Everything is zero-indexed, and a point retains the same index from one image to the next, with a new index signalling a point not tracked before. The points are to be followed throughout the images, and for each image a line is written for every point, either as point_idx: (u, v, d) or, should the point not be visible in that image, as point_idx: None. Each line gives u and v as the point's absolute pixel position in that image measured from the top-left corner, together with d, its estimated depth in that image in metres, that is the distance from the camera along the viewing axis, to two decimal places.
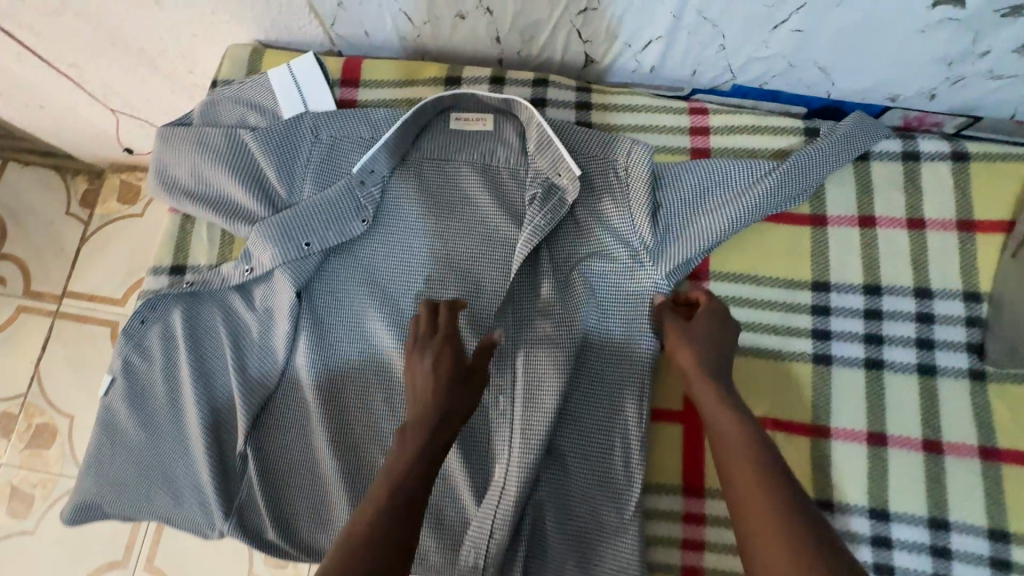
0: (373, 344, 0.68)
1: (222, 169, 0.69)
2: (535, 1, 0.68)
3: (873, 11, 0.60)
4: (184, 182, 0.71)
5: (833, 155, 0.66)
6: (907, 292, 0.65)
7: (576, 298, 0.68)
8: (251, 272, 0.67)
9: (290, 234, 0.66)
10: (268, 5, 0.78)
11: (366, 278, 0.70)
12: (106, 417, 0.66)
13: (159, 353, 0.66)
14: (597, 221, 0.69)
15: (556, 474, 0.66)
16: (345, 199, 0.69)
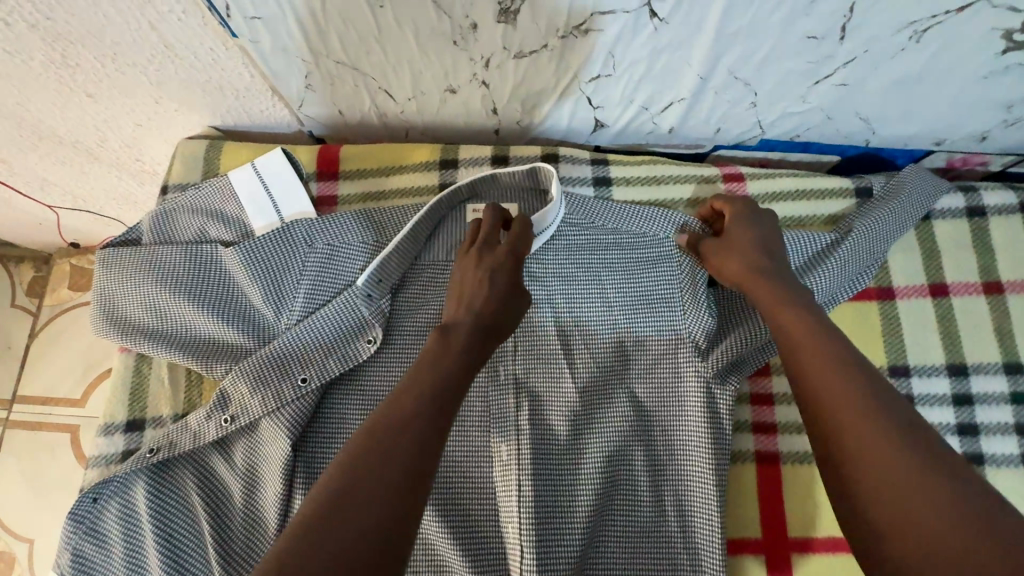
0: None
1: (186, 296, 0.57)
2: (540, 71, 0.58)
3: (932, 60, 0.53)
4: (142, 313, 0.59)
5: (894, 220, 0.58)
6: (997, 369, 0.57)
7: (610, 395, 0.58)
8: (231, 423, 0.55)
9: (285, 369, 0.55)
10: (224, 90, 0.67)
11: (368, 408, 0.58)
12: None
13: (122, 537, 0.54)
14: (634, 316, 0.59)
15: None
16: (345, 319, 0.57)
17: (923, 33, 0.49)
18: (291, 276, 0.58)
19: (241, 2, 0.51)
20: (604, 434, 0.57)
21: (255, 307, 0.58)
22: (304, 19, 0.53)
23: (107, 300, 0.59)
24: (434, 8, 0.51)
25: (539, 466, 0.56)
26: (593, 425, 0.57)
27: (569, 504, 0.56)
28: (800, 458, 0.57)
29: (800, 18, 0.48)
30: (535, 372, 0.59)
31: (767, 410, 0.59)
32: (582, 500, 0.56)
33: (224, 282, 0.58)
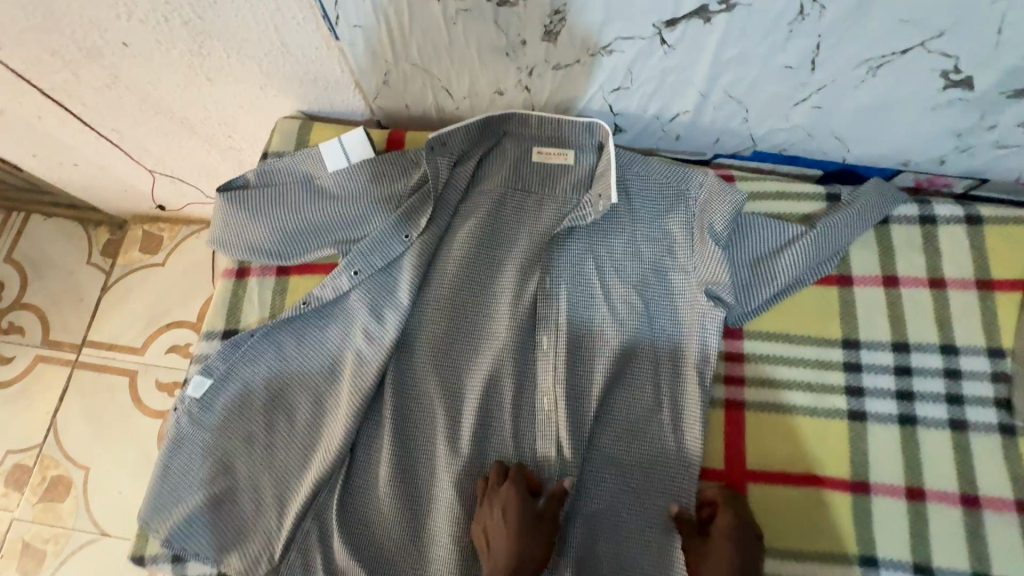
0: (450, 362, 0.71)
1: (299, 208, 0.74)
2: (572, 80, 0.73)
3: (889, 92, 0.65)
4: (256, 225, 0.74)
5: (853, 220, 0.71)
6: (934, 350, 0.69)
7: (621, 306, 0.72)
8: (306, 306, 0.71)
9: (350, 262, 0.71)
10: (316, 82, 0.83)
11: (438, 302, 0.73)
12: (178, 435, 0.68)
13: (240, 381, 0.70)
14: (646, 248, 0.74)
15: (603, 466, 0.68)
16: (397, 237, 0.73)
17: (877, 69, 0.62)
18: (376, 206, 0.74)
19: (349, 14, 0.68)
20: (613, 357, 0.70)
21: (346, 223, 0.74)
22: (393, 28, 0.69)
23: (232, 220, 0.74)
24: (495, 26, 0.66)
25: (569, 354, 0.71)
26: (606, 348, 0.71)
27: (583, 384, 0.70)
28: (762, 407, 0.68)
29: (779, 52, 0.62)
30: (567, 282, 0.73)
31: (738, 364, 0.70)
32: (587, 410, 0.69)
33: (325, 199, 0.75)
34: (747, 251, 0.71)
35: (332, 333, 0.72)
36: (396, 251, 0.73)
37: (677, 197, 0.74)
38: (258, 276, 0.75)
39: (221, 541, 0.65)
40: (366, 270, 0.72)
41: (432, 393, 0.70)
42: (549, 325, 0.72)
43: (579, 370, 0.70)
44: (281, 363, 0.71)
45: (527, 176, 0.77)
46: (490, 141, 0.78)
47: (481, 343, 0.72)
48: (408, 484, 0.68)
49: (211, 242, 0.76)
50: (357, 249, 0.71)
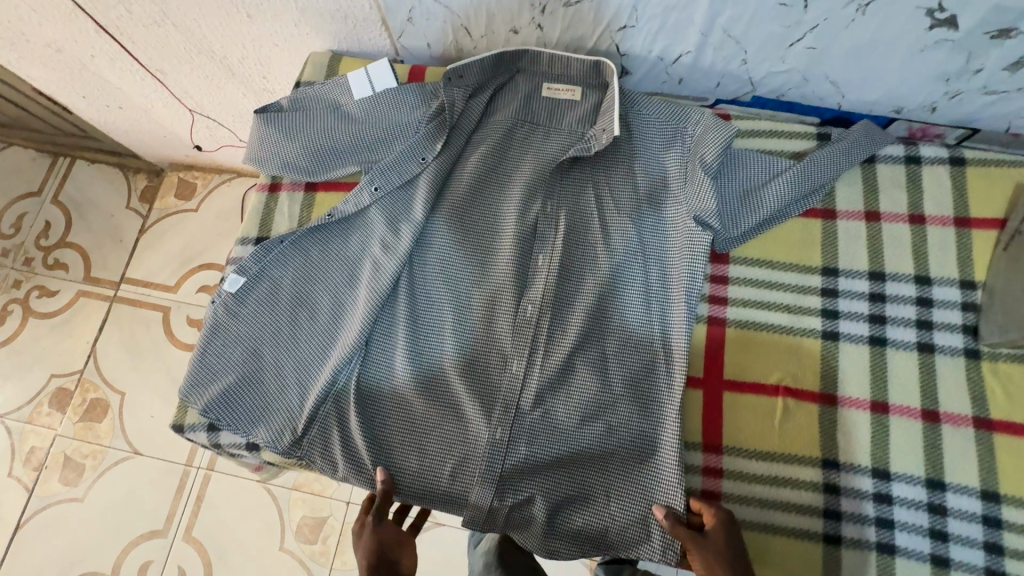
0: (457, 270, 0.78)
1: (327, 130, 0.81)
2: (581, 18, 0.78)
3: (878, 32, 0.70)
4: (287, 143, 0.81)
5: (840, 156, 0.75)
6: (909, 279, 0.73)
7: (616, 229, 0.77)
8: (330, 217, 0.78)
9: (371, 179, 0.78)
10: (346, 20, 0.90)
11: (450, 215, 0.80)
12: (214, 327, 0.76)
13: (268, 283, 0.78)
14: (645, 177, 0.78)
15: (591, 372, 0.73)
16: (413, 159, 0.79)
17: (866, 7, 0.67)
18: (396, 131, 0.81)
19: None
20: (605, 276, 0.75)
21: (367, 144, 0.80)
22: None
23: (266, 139, 0.82)
24: None
25: (566, 268, 0.76)
26: (597, 265, 0.76)
27: (576, 296, 0.75)
28: (741, 325, 0.74)
29: None
30: (570, 205, 0.79)
31: (722, 286, 0.75)
32: (578, 321, 0.74)
33: (350, 122, 0.82)
34: (736, 183, 0.75)
35: (354, 243, 0.79)
36: (415, 169, 0.79)
37: (675, 133, 0.78)
38: (288, 191, 0.83)
39: (249, 417, 0.74)
40: (386, 187, 0.78)
41: (442, 299, 0.77)
42: (550, 242, 0.77)
43: (574, 284, 0.76)
44: (305, 269, 0.78)
45: (535, 111, 0.84)
46: (504, 77, 0.84)
47: (486, 256, 0.79)
48: (415, 378, 0.75)
49: (247, 158, 0.84)
50: (378, 165, 0.78)
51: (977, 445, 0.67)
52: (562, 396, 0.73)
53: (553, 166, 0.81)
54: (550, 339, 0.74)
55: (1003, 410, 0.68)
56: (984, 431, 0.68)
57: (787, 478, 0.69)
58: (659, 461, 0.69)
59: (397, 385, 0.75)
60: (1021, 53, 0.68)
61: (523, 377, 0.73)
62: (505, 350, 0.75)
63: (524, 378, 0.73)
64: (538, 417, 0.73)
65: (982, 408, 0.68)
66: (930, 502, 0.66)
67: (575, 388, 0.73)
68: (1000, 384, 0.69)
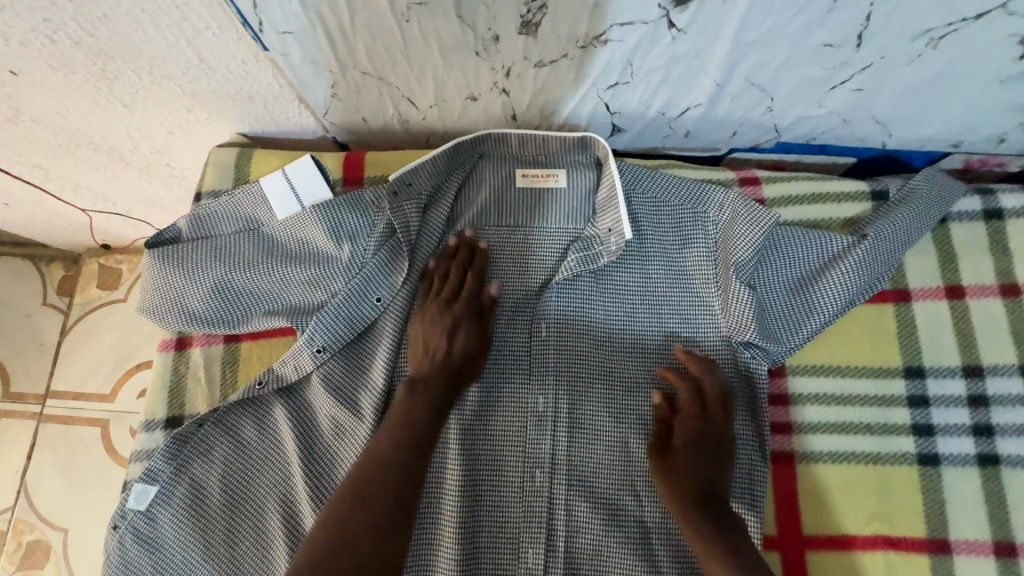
0: (440, 436, 0.60)
1: (242, 265, 0.61)
2: (559, 78, 0.60)
3: (949, 66, 0.53)
4: (191, 288, 0.61)
5: (910, 223, 0.59)
6: (1014, 372, 0.58)
7: (639, 360, 0.61)
8: (264, 388, 0.59)
9: (314, 329, 0.58)
10: (252, 100, 0.69)
11: None
12: (121, 559, 0.56)
13: (188, 487, 0.58)
14: (667, 288, 0.62)
15: (633, 557, 0.57)
16: (365, 289, 0.61)
17: (940, 39, 0.50)
18: (333, 262, 0.61)
19: (275, 20, 0.54)
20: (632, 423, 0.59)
21: (302, 279, 0.61)
22: (331, 33, 0.55)
23: (165, 285, 0.61)
24: (458, 21, 0.52)
25: (578, 418, 0.60)
26: (618, 414, 0.60)
27: (598, 455, 0.59)
28: (814, 456, 0.58)
29: (816, 28, 0.49)
30: (575, 332, 0.62)
31: (784, 409, 0.59)
32: (608, 484, 0.58)
33: (274, 253, 0.62)
34: (780, 280, 0.59)
35: (299, 418, 0.60)
36: (367, 317, 0.61)
37: (693, 227, 0.62)
38: (201, 347, 0.62)
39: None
40: (333, 345, 0.59)
41: (423, 482, 0.59)
42: (555, 385, 0.60)
43: (593, 439, 0.59)
44: (237, 461, 0.59)
45: (512, 206, 0.65)
46: (465, 168, 0.66)
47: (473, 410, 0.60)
48: None
49: (140, 310, 0.63)
50: (319, 320, 0.58)
51: None
52: None
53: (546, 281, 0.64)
54: (572, 517, 0.58)
55: None
56: None
57: None
58: None
59: None
60: None
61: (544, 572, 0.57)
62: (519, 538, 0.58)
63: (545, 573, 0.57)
64: None
65: None
66: None
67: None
68: None
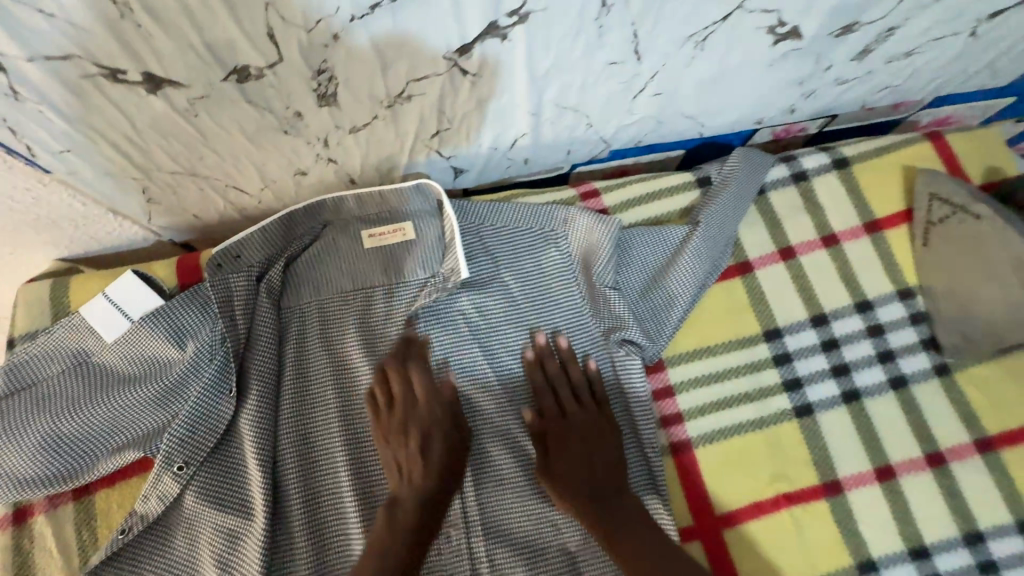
0: (338, 522, 0.57)
1: (78, 405, 0.55)
2: (381, 138, 0.59)
3: (722, 61, 0.59)
4: (20, 450, 0.53)
5: (731, 204, 0.64)
6: (851, 311, 0.64)
7: (526, 390, 0.61)
8: (126, 534, 0.53)
9: (168, 452, 0.53)
10: (58, 223, 0.62)
11: (306, 446, 0.58)
12: None
13: None
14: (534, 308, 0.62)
15: None
16: (220, 392, 0.57)
17: (703, 42, 0.55)
18: (173, 364, 0.56)
19: (44, 141, 0.49)
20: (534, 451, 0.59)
21: (148, 402, 0.55)
22: (117, 143, 0.51)
23: None
24: (251, 106, 0.50)
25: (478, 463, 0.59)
26: (517, 448, 0.59)
27: (506, 494, 0.58)
28: (709, 438, 0.60)
29: (597, 50, 0.53)
30: (459, 376, 0.61)
31: (670, 400, 0.61)
32: (518, 516, 0.57)
33: (114, 381, 0.56)
34: (637, 276, 0.62)
35: (178, 553, 0.54)
36: (227, 416, 0.56)
37: (544, 244, 0.64)
38: (46, 512, 0.55)
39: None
40: (195, 459, 0.54)
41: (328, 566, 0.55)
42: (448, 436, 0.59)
43: (498, 480, 0.58)
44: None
45: (364, 270, 0.63)
46: (306, 239, 0.64)
47: (369, 480, 0.58)
48: None
49: None
50: (171, 435, 0.54)
51: (992, 472, 0.59)
52: None
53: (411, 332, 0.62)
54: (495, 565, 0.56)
55: (998, 422, 0.61)
56: (990, 453, 0.60)
57: None
58: None
59: None
60: (867, 41, 0.61)
61: None
62: None
63: None
64: None
65: (977, 428, 0.60)
66: (979, 563, 0.57)
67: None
68: (981, 393, 0.61)
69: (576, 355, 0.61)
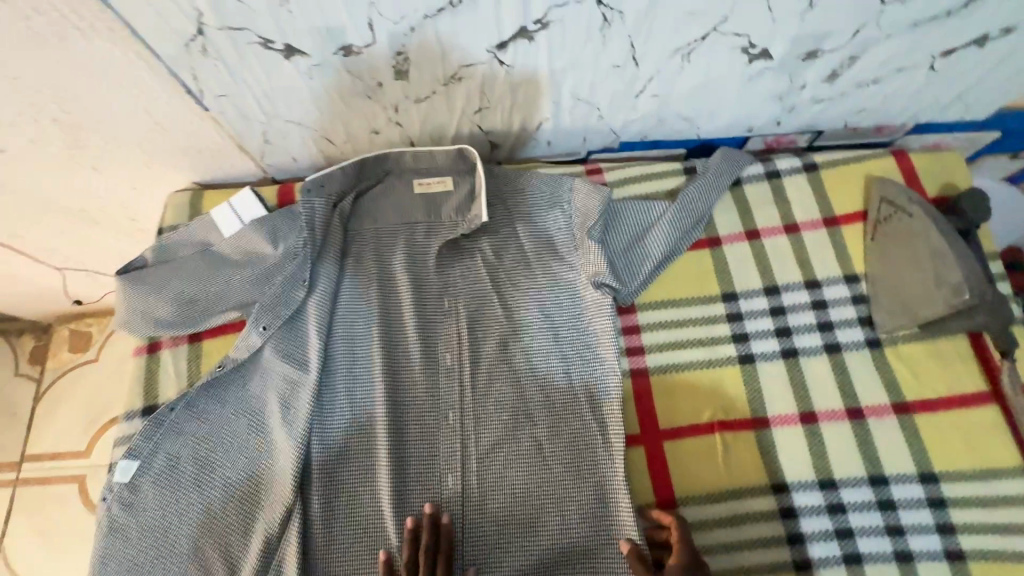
0: (366, 382, 0.75)
1: (202, 275, 0.77)
2: (437, 109, 0.79)
3: (706, 72, 0.74)
4: (162, 301, 0.76)
5: (708, 188, 0.78)
6: (800, 286, 0.77)
7: (520, 313, 0.77)
8: (221, 368, 0.73)
9: (256, 317, 0.74)
10: (201, 152, 0.86)
11: (352, 331, 0.77)
12: (110, 521, 0.69)
13: (165, 460, 0.71)
14: (536, 253, 0.79)
15: (529, 459, 0.71)
16: (295, 280, 0.76)
17: (689, 55, 0.71)
18: (268, 258, 0.77)
19: (211, 87, 0.72)
20: (529, 394, 0.74)
21: (247, 281, 0.77)
22: (256, 93, 0.73)
23: (137, 302, 0.76)
24: (349, 74, 0.71)
25: (476, 356, 0.76)
26: (506, 352, 0.76)
27: (493, 381, 0.74)
28: (663, 369, 0.74)
29: (603, 54, 0.70)
30: (471, 296, 0.79)
31: (636, 336, 0.76)
32: (498, 399, 0.74)
33: (226, 263, 0.78)
34: (623, 236, 0.77)
35: (255, 389, 0.74)
36: (299, 299, 0.76)
37: (550, 205, 0.80)
38: (170, 348, 0.77)
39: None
40: (274, 323, 0.75)
41: (355, 412, 0.74)
42: (456, 335, 0.77)
43: (489, 369, 0.75)
44: (203, 427, 0.72)
45: (411, 210, 0.83)
46: (371, 182, 0.83)
47: (393, 357, 0.76)
48: (349, 507, 0.70)
49: (119, 327, 0.77)
50: (261, 304, 0.74)
51: (903, 430, 0.70)
52: (501, 480, 0.71)
53: (442, 260, 0.81)
54: (476, 432, 0.72)
55: (916, 391, 0.71)
56: (904, 415, 0.70)
57: (744, 514, 0.68)
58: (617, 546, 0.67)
59: (331, 523, 0.70)
60: (832, 66, 0.75)
61: (459, 472, 0.71)
62: (436, 448, 0.72)
63: (461, 473, 0.71)
64: (484, 516, 0.69)
65: (897, 394, 0.71)
66: (879, 499, 0.68)
67: (515, 475, 0.71)
68: (905, 366, 0.72)
69: (566, 292, 0.78)
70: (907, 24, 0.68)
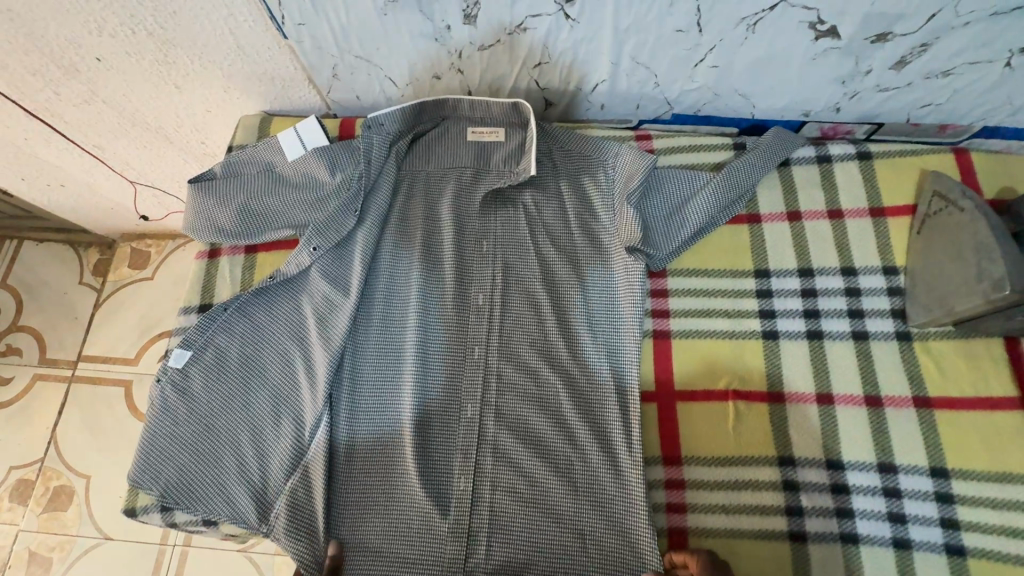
0: (403, 296, 0.80)
1: (263, 193, 0.83)
2: (498, 59, 0.82)
3: (769, 46, 0.74)
4: (224, 211, 0.82)
5: (756, 164, 0.78)
6: (835, 272, 0.77)
7: (553, 266, 0.80)
8: (274, 279, 0.79)
9: (307, 237, 0.78)
10: (274, 81, 0.92)
11: (397, 258, 0.82)
12: (162, 402, 0.76)
13: (215, 356, 0.77)
14: (574, 209, 0.81)
15: (546, 392, 0.74)
16: (348, 207, 0.80)
17: (754, 26, 0.71)
18: (325, 186, 0.82)
19: (293, 14, 0.76)
20: (553, 361, 0.75)
21: (302, 202, 0.82)
22: (332, 25, 0.78)
23: (205, 207, 0.82)
24: (420, 14, 0.74)
25: (507, 284, 0.79)
26: (536, 296, 0.78)
27: (520, 309, 0.78)
28: (686, 334, 0.76)
29: (667, 17, 0.71)
30: (509, 242, 0.81)
31: (663, 300, 0.78)
32: (523, 326, 0.77)
33: (285, 183, 0.83)
34: (665, 203, 0.78)
35: (301, 300, 0.80)
36: (349, 227, 0.80)
37: (595, 167, 0.81)
38: (229, 256, 0.84)
39: (213, 493, 0.73)
40: (324, 245, 0.79)
41: (391, 319, 0.79)
42: (492, 266, 0.80)
43: (519, 298, 0.78)
44: (251, 331, 0.79)
45: (462, 156, 0.86)
46: (428, 125, 0.86)
47: (431, 276, 0.81)
48: (374, 402, 0.76)
49: (186, 228, 0.84)
50: (314, 226, 0.78)
51: (921, 424, 0.69)
52: (518, 400, 0.74)
53: (487, 206, 0.84)
54: (499, 352, 0.76)
55: (940, 388, 0.71)
56: (925, 409, 0.70)
57: (747, 481, 0.70)
58: (619, 498, 0.69)
59: (357, 414, 0.76)
60: (901, 53, 0.73)
61: (478, 385, 0.75)
62: (459, 362, 0.77)
63: (480, 386, 0.75)
64: (497, 430, 0.73)
65: (920, 388, 0.71)
66: (886, 487, 0.68)
67: (531, 398, 0.74)
68: (932, 362, 0.72)
69: (600, 251, 0.79)
70: (987, 14, 0.67)
